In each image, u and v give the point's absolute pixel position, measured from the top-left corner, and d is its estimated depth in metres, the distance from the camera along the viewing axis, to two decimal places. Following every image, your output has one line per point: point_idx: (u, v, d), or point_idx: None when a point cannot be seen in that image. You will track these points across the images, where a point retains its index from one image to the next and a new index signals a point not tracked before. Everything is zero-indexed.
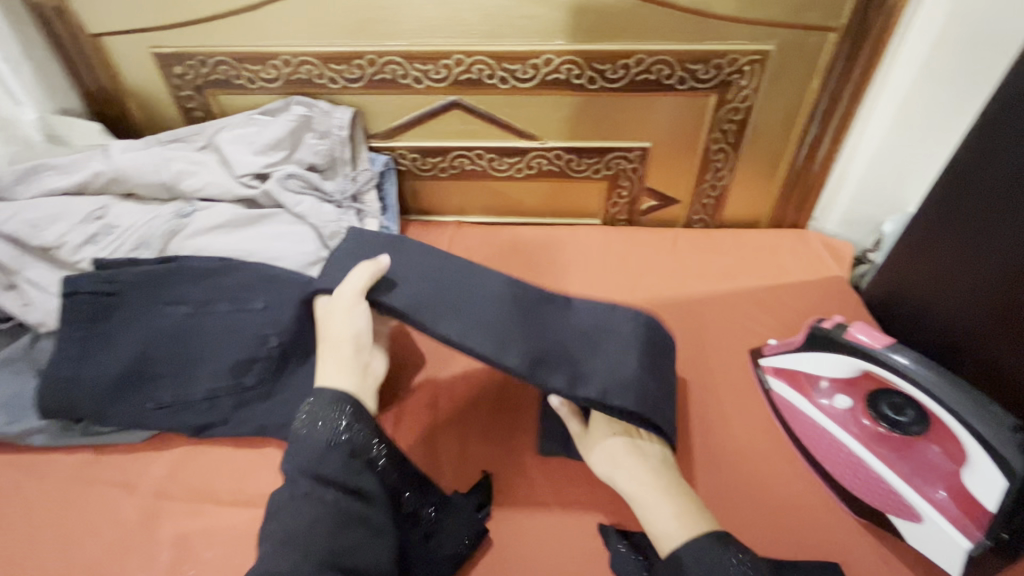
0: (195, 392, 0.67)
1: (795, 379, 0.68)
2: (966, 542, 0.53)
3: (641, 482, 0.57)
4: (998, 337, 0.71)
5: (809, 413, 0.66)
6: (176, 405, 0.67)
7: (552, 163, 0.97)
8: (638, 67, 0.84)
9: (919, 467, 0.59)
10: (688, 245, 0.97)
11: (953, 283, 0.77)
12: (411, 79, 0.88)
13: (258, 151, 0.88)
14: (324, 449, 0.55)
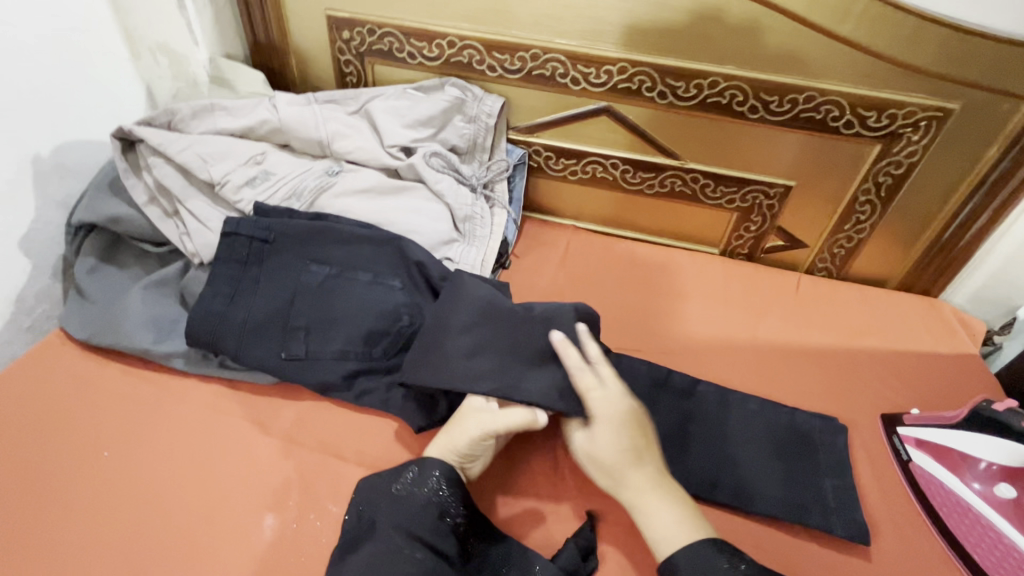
0: (332, 346, 0.69)
1: (943, 455, 0.69)
2: None
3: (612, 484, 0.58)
4: None
5: (961, 493, 0.66)
6: (313, 357, 0.69)
7: (686, 185, 0.95)
8: (806, 104, 0.82)
9: None
10: (811, 293, 0.94)
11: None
12: (569, 79, 0.88)
13: (408, 125, 0.89)
14: (411, 512, 0.55)
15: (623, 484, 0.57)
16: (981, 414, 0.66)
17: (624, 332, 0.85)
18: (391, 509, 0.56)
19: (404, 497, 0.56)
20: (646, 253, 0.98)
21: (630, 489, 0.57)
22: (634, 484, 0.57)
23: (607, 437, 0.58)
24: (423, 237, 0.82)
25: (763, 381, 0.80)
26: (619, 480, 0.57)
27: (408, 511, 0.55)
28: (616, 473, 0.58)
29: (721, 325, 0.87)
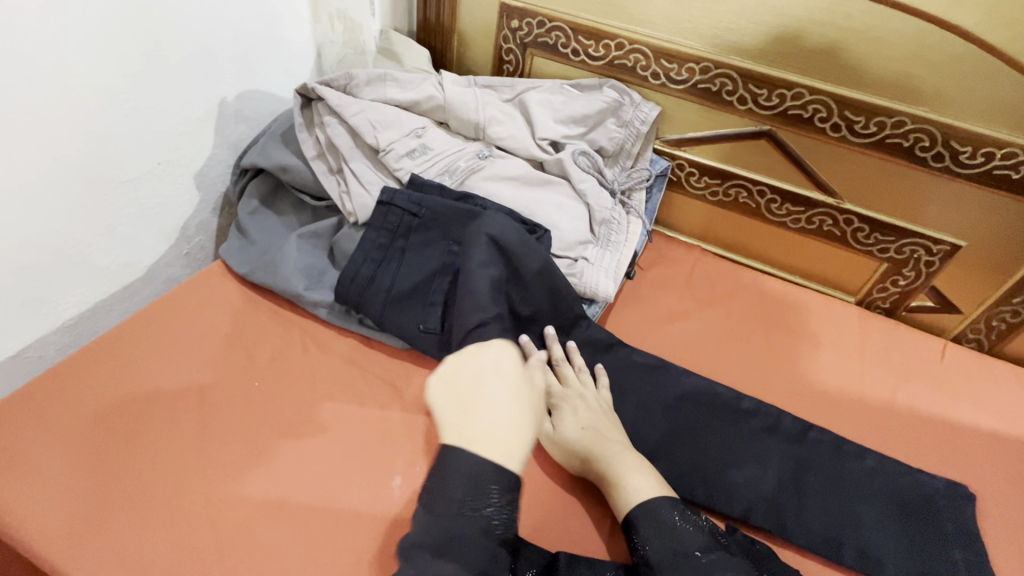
0: (492, 305, 0.68)
1: None
2: None
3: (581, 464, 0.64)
4: None
5: None
6: (479, 322, 0.67)
7: (836, 226, 0.90)
8: (1004, 160, 0.75)
9: None
10: (959, 365, 0.86)
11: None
12: (736, 97, 0.85)
13: (561, 121, 0.90)
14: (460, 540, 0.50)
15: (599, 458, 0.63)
16: None
17: (748, 367, 0.81)
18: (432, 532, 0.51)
19: (451, 497, 0.52)
20: (776, 288, 0.94)
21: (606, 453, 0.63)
22: (602, 455, 0.63)
23: (566, 418, 0.66)
24: (563, 233, 0.82)
25: (897, 448, 0.74)
26: (578, 452, 0.64)
27: (473, 550, 0.50)
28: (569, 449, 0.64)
29: (853, 377, 0.82)
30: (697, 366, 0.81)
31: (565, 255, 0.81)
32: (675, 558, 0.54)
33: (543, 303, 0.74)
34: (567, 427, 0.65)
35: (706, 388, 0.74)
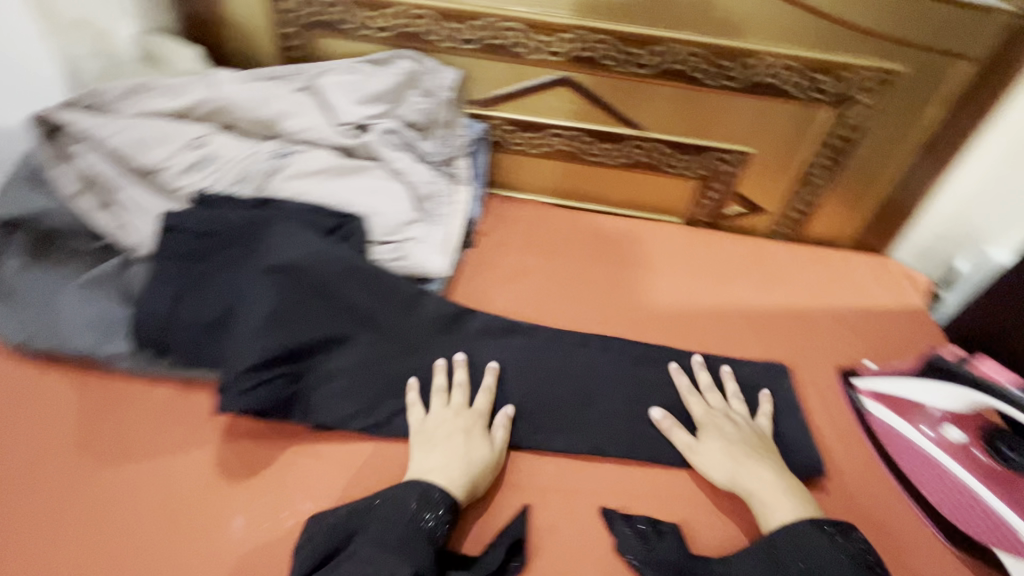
0: (241, 360, 0.59)
1: (899, 407, 0.69)
2: None
3: (732, 483, 0.62)
4: None
5: (913, 439, 0.66)
6: (241, 373, 0.59)
7: (647, 155, 0.95)
8: (762, 69, 0.82)
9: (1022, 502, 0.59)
10: (772, 258, 0.96)
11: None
12: (526, 49, 0.85)
13: (361, 102, 0.85)
14: (414, 549, 0.52)
15: (744, 477, 0.62)
16: (932, 365, 0.65)
17: (594, 306, 0.84)
18: (385, 543, 0.52)
19: (419, 508, 0.54)
20: (612, 226, 0.99)
21: (757, 471, 0.62)
22: (740, 468, 0.62)
23: (710, 437, 0.65)
24: (385, 217, 0.79)
25: (731, 346, 0.80)
26: (716, 464, 0.63)
27: (420, 546, 0.52)
28: (715, 469, 0.63)
29: (686, 292, 0.88)
30: (545, 316, 0.82)
31: (389, 240, 0.78)
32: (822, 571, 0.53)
33: (364, 301, 0.69)
34: (714, 457, 0.64)
35: (554, 338, 0.76)
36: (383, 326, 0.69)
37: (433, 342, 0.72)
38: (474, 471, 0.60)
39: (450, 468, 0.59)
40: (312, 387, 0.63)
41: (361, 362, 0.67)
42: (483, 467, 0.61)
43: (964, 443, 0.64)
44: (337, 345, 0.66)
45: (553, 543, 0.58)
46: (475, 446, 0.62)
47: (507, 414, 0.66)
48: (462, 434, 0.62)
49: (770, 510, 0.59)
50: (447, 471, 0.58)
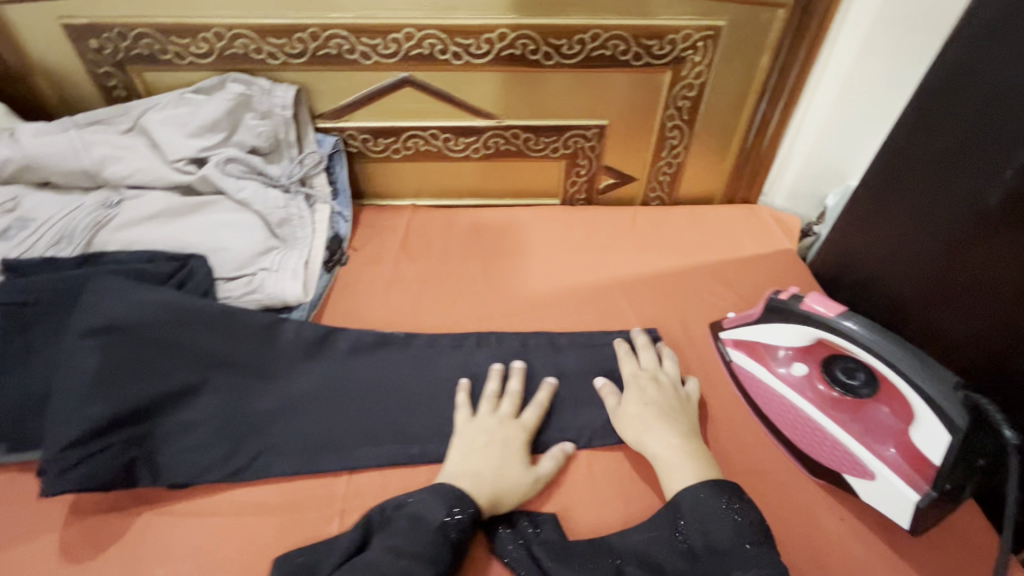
0: (63, 435, 0.55)
1: (754, 351, 0.69)
2: (915, 495, 0.53)
3: (638, 443, 0.62)
4: (944, 303, 0.70)
5: (767, 380, 0.66)
6: (64, 449, 0.54)
7: (509, 143, 0.95)
8: (594, 42, 0.83)
9: (869, 426, 0.59)
10: (647, 224, 0.98)
11: (905, 243, 0.74)
12: (358, 54, 0.83)
13: (192, 133, 0.81)
14: (435, 550, 0.51)
15: (648, 439, 0.62)
16: (772, 306, 0.65)
17: (473, 304, 0.83)
18: (410, 537, 0.52)
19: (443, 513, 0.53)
20: (490, 218, 0.98)
21: (664, 434, 0.61)
22: (647, 429, 0.62)
23: (633, 396, 0.66)
24: (233, 251, 0.76)
25: (610, 318, 0.81)
26: (632, 423, 0.63)
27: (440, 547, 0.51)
28: (627, 426, 0.63)
29: (565, 272, 0.89)
30: (423, 322, 0.80)
31: (240, 274, 0.75)
32: (719, 557, 0.52)
33: (209, 344, 0.65)
34: (631, 421, 0.64)
35: (429, 343, 0.75)
36: (237, 366, 0.66)
37: (300, 373, 0.69)
38: (505, 487, 0.58)
39: (467, 473, 0.58)
40: (160, 445, 0.60)
41: (216, 408, 0.63)
42: (513, 489, 0.58)
43: (807, 378, 0.64)
44: (187, 397, 0.63)
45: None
46: (507, 461, 0.60)
47: (564, 447, 0.64)
48: (496, 442, 0.62)
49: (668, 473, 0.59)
50: (475, 478, 0.58)
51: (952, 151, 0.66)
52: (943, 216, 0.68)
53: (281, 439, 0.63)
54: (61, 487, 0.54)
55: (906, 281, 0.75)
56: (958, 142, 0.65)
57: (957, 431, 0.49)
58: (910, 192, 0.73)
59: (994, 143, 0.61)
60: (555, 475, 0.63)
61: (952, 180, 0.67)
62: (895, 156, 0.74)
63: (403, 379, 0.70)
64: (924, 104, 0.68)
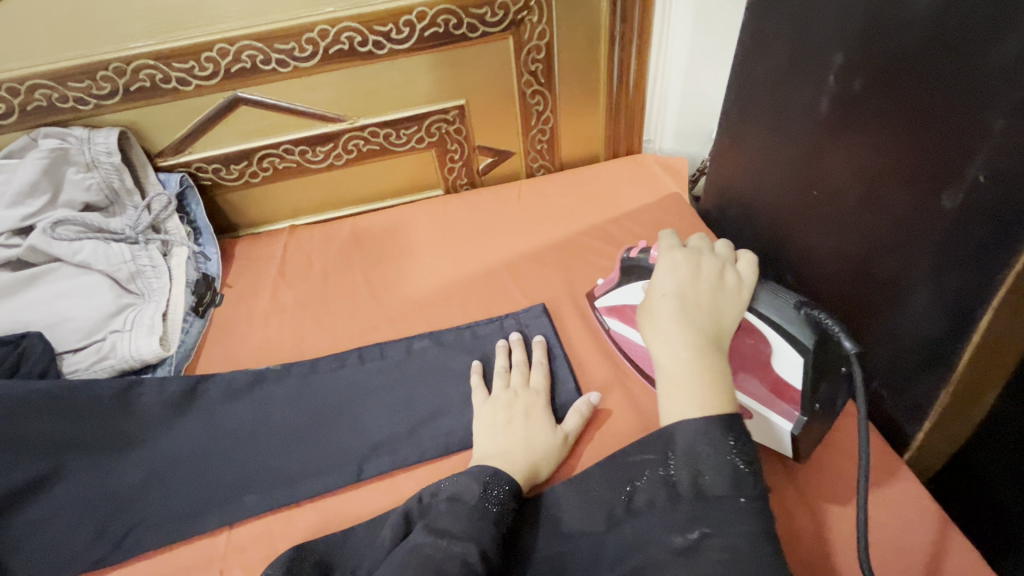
0: None
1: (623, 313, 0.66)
2: (788, 425, 0.53)
3: (674, 353, 0.49)
4: (805, 225, 0.67)
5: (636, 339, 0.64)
6: None
7: (371, 142, 0.90)
8: (422, 22, 0.78)
9: (742, 363, 0.56)
10: (533, 196, 0.96)
11: (766, 168, 0.72)
12: (175, 82, 0.77)
13: (10, 203, 0.74)
14: (479, 522, 0.47)
15: (659, 353, 0.50)
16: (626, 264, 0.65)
17: (357, 318, 0.79)
18: (449, 514, 0.48)
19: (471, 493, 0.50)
20: (371, 223, 0.94)
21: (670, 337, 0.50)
22: (661, 333, 0.51)
23: (659, 286, 0.54)
24: (77, 320, 0.70)
25: (499, 303, 0.79)
26: (654, 333, 0.52)
27: (483, 521, 0.47)
28: (646, 326, 0.53)
29: (452, 264, 0.86)
30: (305, 349, 0.76)
31: (89, 342, 0.69)
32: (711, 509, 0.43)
33: (55, 427, 0.61)
34: (654, 329, 0.52)
35: (309, 370, 0.71)
36: (97, 443, 0.62)
37: (162, 434, 0.64)
38: (540, 449, 0.57)
39: (505, 448, 0.57)
40: (14, 545, 0.56)
41: (79, 492, 0.59)
42: (549, 450, 0.58)
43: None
44: (41, 489, 0.59)
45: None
46: (540, 424, 0.60)
47: (591, 399, 0.63)
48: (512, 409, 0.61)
49: (673, 397, 0.48)
50: (507, 454, 0.56)
51: (785, 65, 0.64)
52: (790, 134, 0.66)
53: (152, 510, 0.59)
54: None
55: (772, 205, 0.73)
56: (788, 54, 0.63)
57: (808, 351, 0.49)
58: (761, 115, 0.70)
59: (812, 53, 0.59)
60: (581, 431, 0.62)
61: (790, 97, 0.64)
62: (744, 81, 0.72)
63: (282, 415, 0.66)
64: (757, 20, 0.66)
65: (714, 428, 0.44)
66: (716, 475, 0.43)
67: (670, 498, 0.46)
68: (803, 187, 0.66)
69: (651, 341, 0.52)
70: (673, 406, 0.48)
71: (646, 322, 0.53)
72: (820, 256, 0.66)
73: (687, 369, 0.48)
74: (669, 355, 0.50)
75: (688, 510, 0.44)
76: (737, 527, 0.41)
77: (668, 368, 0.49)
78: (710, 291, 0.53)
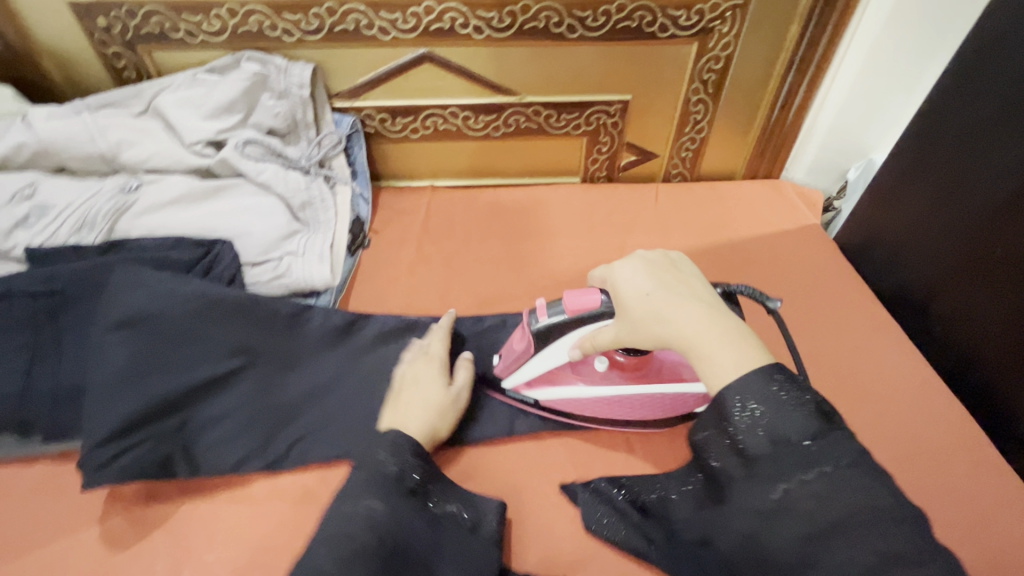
0: (102, 429, 0.54)
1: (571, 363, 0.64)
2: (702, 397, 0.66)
3: (694, 327, 0.49)
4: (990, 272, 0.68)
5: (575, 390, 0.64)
6: (101, 443, 0.54)
7: (531, 120, 0.93)
8: (619, 13, 0.80)
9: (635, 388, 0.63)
10: (671, 200, 0.97)
11: (942, 212, 0.73)
12: (376, 30, 0.80)
13: (208, 115, 0.79)
14: (380, 484, 0.50)
15: (678, 336, 0.50)
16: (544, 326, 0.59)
17: (499, 286, 0.83)
18: (383, 478, 0.51)
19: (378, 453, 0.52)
20: (511, 197, 0.96)
21: (682, 314, 0.50)
22: (668, 320, 0.51)
23: (626, 286, 0.55)
24: (256, 235, 0.74)
25: None
26: (656, 321, 0.51)
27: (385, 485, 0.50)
28: (643, 321, 0.52)
29: (591, 253, 0.89)
30: (450, 305, 0.80)
31: (266, 259, 0.74)
32: (783, 464, 0.41)
33: (239, 334, 0.63)
34: (646, 314, 0.52)
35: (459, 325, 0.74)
36: (272, 357, 0.64)
37: (327, 358, 0.67)
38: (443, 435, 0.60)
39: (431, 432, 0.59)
40: (194, 435, 0.59)
41: (253, 399, 0.62)
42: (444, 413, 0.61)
43: (610, 368, 0.64)
44: (221, 389, 0.61)
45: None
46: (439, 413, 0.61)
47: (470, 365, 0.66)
48: (449, 407, 0.62)
49: (711, 365, 0.48)
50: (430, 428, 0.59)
51: (1006, 107, 0.65)
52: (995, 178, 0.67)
53: (318, 426, 0.62)
54: (104, 482, 0.54)
55: (927, 256, 0.76)
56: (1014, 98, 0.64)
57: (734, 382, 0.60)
58: (951, 162, 0.72)
59: None
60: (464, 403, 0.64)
61: (1003, 142, 0.65)
62: (943, 119, 0.72)
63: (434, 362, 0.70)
64: (978, 63, 0.67)
65: (762, 379, 0.44)
66: (772, 418, 0.42)
67: (744, 472, 0.43)
68: (996, 232, 0.67)
69: (659, 332, 0.51)
70: (718, 376, 0.47)
71: (649, 327, 0.52)
72: (1001, 304, 0.66)
73: (708, 333, 0.49)
74: (691, 330, 0.49)
75: (764, 472, 0.42)
76: (827, 473, 0.39)
77: (694, 346, 0.49)
78: (676, 276, 0.54)
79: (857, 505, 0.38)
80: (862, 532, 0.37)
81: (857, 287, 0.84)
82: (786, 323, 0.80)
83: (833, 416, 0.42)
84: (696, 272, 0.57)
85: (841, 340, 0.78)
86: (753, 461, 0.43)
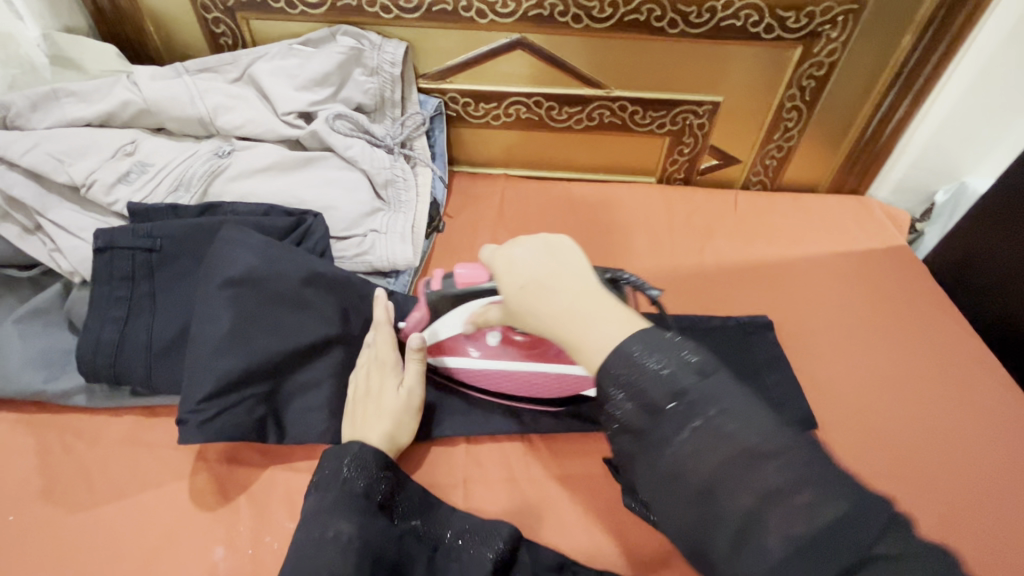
0: (203, 387, 0.55)
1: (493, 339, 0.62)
2: None
3: (567, 314, 0.44)
4: None
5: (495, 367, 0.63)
6: (202, 401, 0.55)
7: (615, 115, 0.91)
8: (725, 11, 0.78)
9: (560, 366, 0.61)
10: (751, 208, 0.94)
11: None
12: (474, 12, 0.79)
13: (301, 87, 0.79)
14: (341, 503, 0.50)
15: (553, 328, 0.45)
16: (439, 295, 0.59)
17: None
18: (345, 497, 0.51)
19: (338, 475, 0.52)
20: (586, 193, 0.95)
21: (544, 302, 0.45)
22: (549, 309, 0.45)
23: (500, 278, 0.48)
24: (342, 210, 0.74)
25: (710, 306, 0.81)
26: (536, 313, 0.46)
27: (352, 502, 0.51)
28: (521, 314, 0.47)
29: (668, 255, 0.87)
30: None
31: (351, 234, 0.74)
32: (658, 433, 0.39)
33: (332, 306, 0.63)
34: (528, 308, 0.46)
35: None
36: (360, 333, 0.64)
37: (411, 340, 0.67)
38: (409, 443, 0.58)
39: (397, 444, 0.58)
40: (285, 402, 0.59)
41: (337, 373, 0.62)
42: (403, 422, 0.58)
43: (502, 342, 0.62)
44: (312, 359, 0.61)
45: (553, 528, 0.58)
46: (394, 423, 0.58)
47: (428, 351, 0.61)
48: (403, 412, 0.58)
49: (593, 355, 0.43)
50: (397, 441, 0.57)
51: None
52: None
53: None
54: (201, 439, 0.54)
55: None
56: None
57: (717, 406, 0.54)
58: None
59: None
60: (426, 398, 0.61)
61: None
62: None
63: None
64: None
65: (665, 347, 0.41)
66: (667, 374, 0.39)
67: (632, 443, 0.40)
68: None
69: (539, 327, 0.46)
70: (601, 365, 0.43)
71: (526, 320, 0.47)
72: None
73: (581, 316, 0.44)
74: (562, 317, 0.44)
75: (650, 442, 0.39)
76: (715, 436, 0.37)
77: (563, 336, 0.44)
78: (551, 257, 0.48)
79: (736, 453, 0.36)
80: (733, 479, 0.36)
81: (948, 315, 0.80)
82: (871, 345, 0.77)
83: (706, 372, 0.40)
84: (572, 246, 0.49)
85: (930, 369, 0.74)
86: (641, 432, 0.40)
